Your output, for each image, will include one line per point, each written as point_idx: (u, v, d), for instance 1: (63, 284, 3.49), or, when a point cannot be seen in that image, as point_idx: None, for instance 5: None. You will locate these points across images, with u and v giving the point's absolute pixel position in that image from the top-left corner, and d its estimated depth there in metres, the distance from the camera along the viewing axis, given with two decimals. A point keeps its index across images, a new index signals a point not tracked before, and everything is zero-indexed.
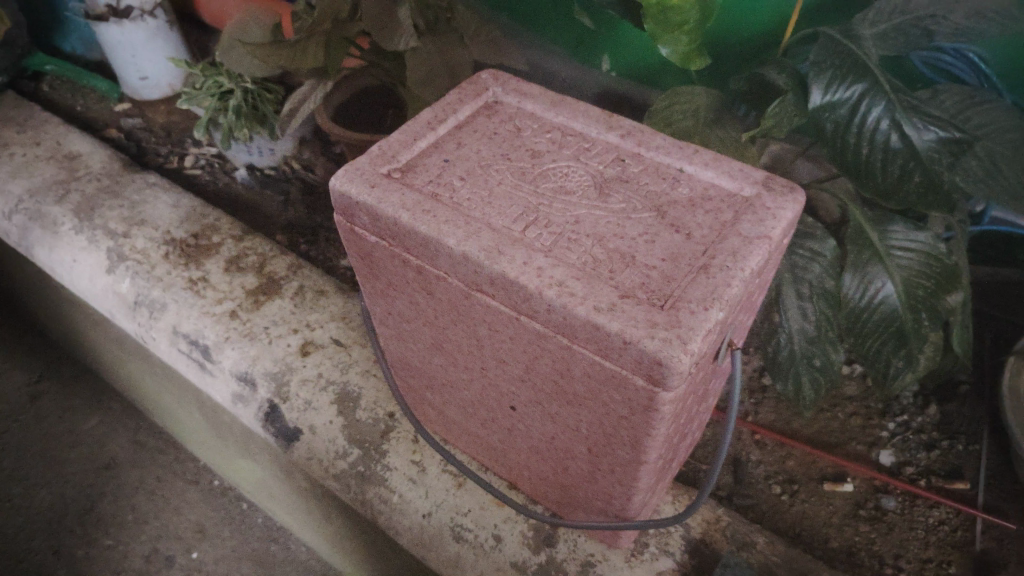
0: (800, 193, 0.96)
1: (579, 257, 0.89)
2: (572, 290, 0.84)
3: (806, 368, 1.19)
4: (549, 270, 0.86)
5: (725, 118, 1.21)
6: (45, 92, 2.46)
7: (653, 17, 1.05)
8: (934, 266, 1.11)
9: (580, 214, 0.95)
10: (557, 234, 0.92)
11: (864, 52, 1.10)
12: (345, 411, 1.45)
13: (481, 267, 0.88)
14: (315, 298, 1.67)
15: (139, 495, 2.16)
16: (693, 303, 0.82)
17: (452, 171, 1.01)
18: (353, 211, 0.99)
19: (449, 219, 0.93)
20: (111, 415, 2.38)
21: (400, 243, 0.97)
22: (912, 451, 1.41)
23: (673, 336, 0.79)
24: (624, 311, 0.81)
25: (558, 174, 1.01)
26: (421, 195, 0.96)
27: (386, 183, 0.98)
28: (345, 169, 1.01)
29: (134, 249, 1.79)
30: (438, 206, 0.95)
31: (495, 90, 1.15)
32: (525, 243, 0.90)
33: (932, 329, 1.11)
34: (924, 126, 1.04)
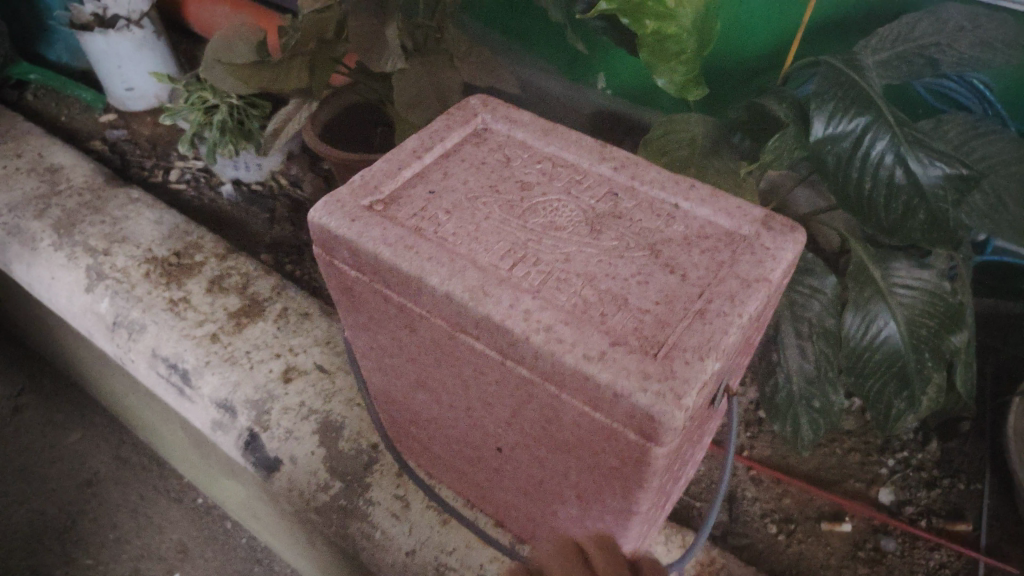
0: (801, 233, 0.91)
1: (568, 299, 0.84)
2: (561, 336, 0.79)
3: (804, 409, 1.15)
4: (537, 313, 0.82)
5: (722, 148, 1.18)
6: (28, 102, 2.40)
7: (649, 47, 1.01)
8: (938, 305, 1.07)
9: (570, 252, 0.90)
10: (546, 273, 0.87)
11: (867, 83, 1.06)
12: (327, 442, 1.41)
13: (465, 310, 0.84)
14: (298, 322, 1.62)
15: (121, 513, 2.09)
16: (689, 352, 0.78)
17: (437, 203, 0.97)
18: (333, 244, 0.95)
19: (433, 256, 0.88)
20: (93, 431, 2.31)
21: (381, 280, 0.92)
22: (912, 489, 1.37)
23: (666, 389, 0.74)
24: (614, 361, 0.77)
25: (547, 208, 0.96)
26: (404, 229, 0.92)
27: (368, 217, 0.93)
28: (325, 200, 0.96)
29: (114, 267, 1.74)
30: (422, 241, 0.90)
31: (484, 116, 1.11)
32: (512, 283, 0.85)
33: (936, 370, 1.06)
34: (930, 161, 0.99)
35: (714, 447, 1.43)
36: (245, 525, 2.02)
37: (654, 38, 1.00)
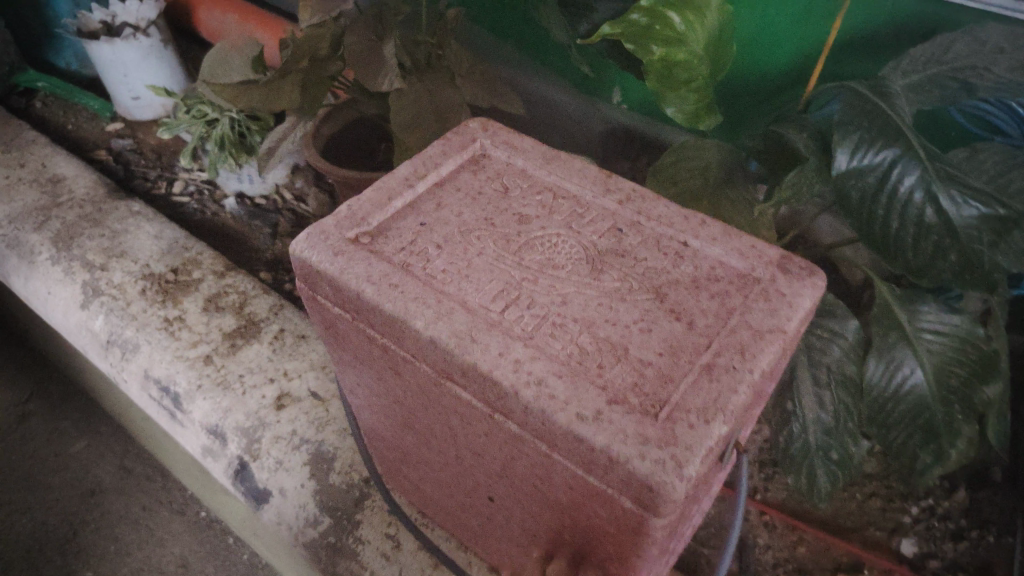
0: (819, 278, 0.84)
1: (562, 348, 0.77)
2: (553, 391, 0.72)
3: (821, 460, 1.07)
4: (527, 364, 0.75)
5: (737, 177, 1.11)
6: (36, 110, 2.38)
7: (657, 74, 0.94)
8: (969, 352, 0.98)
9: (568, 293, 0.83)
10: (541, 317, 0.80)
11: (898, 112, 0.98)
12: (318, 474, 1.34)
13: (449, 357, 0.77)
14: (294, 345, 1.57)
15: (122, 524, 1.77)
16: (692, 414, 0.70)
17: (428, 237, 0.90)
18: (314, 279, 0.88)
19: (418, 295, 0.81)
20: (100, 440, 1.94)
21: (365, 319, 0.86)
22: (936, 541, 1.28)
23: (666, 457, 0.67)
24: (610, 422, 0.70)
25: (545, 244, 0.89)
26: (390, 265, 0.85)
27: (352, 251, 0.86)
28: (308, 232, 0.89)
29: (111, 283, 1.69)
30: (408, 279, 0.83)
31: (484, 141, 1.04)
32: (502, 328, 0.78)
33: (966, 424, 0.96)
34: (963, 199, 0.91)
35: (725, 489, 1.35)
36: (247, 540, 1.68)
37: (663, 62, 0.93)
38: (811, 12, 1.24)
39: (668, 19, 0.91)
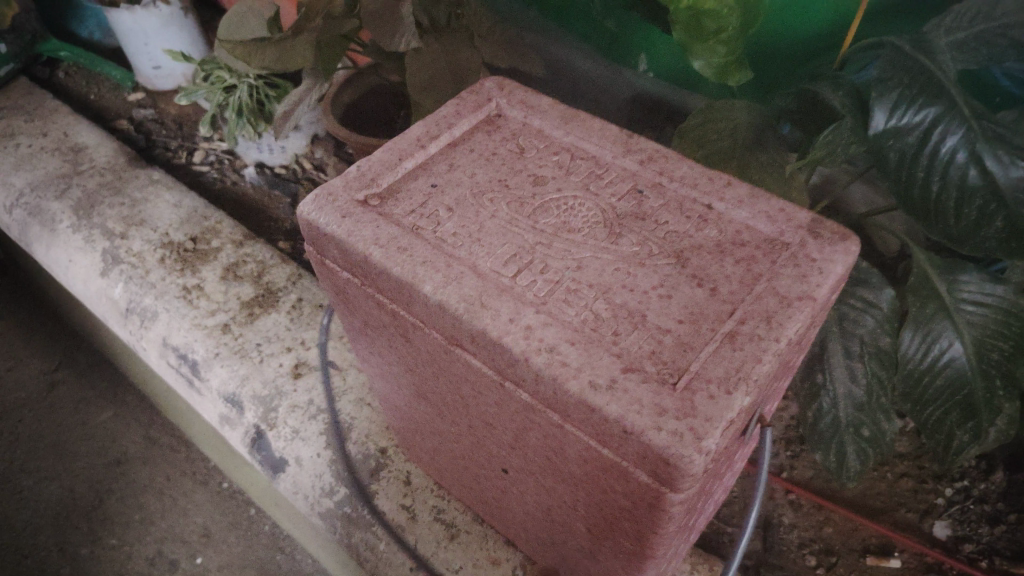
0: (854, 243, 0.79)
1: (576, 314, 0.73)
2: (565, 358, 0.69)
3: (852, 437, 1.03)
4: (539, 331, 0.71)
5: (768, 138, 1.05)
6: (60, 80, 2.38)
7: (684, 22, 0.89)
8: (1014, 325, 0.93)
9: (583, 258, 0.79)
10: (554, 283, 0.76)
11: (942, 67, 0.91)
12: (334, 444, 1.32)
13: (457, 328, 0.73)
14: (312, 314, 1.54)
15: (146, 494, 1.78)
16: (713, 385, 0.66)
17: (439, 199, 0.87)
18: (322, 243, 0.85)
19: (427, 259, 0.78)
20: (125, 409, 1.95)
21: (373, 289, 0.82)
22: (972, 525, 1.23)
23: (684, 429, 0.63)
24: (625, 392, 0.66)
25: (561, 207, 0.85)
26: (399, 228, 0.82)
27: (360, 213, 0.83)
28: (316, 192, 0.86)
29: (130, 251, 1.68)
30: (417, 242, 0.80)
31: (499, 100, 1.01)
32: (514, 294, 0.74)
33: (1009, 402, 0.93)
34: (1013, 159, 0.84)
35: (750, 466, 1.30)
36: (271, 511, 1.69)
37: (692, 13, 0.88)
38: None
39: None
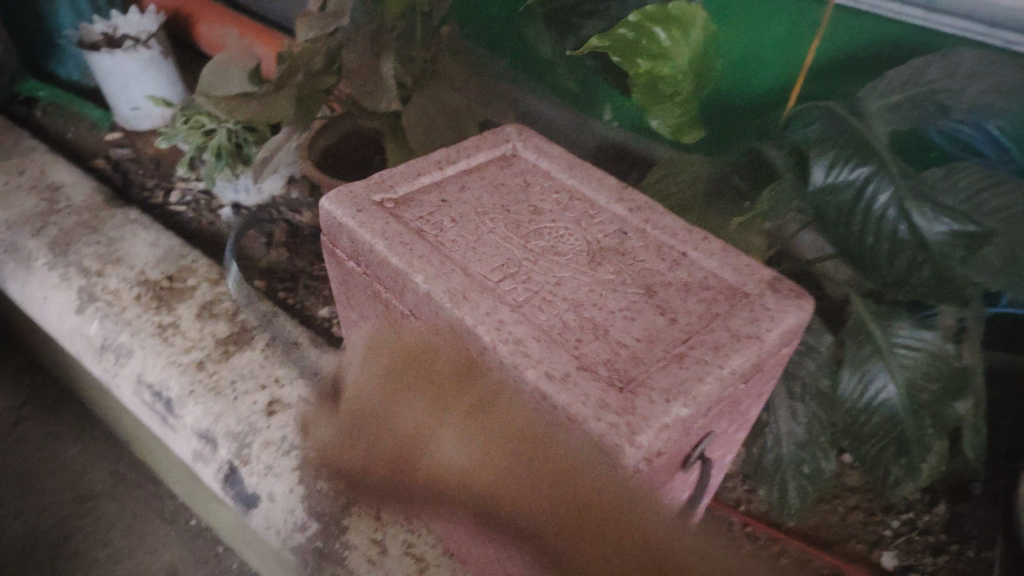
0: (807, 302, 0.84)
1: (547, 320, 0.79)
2: (528, 350, 0.74)
3: (794, 473, 1.12)
4: (509, 325, 0.76)
5: (725, 190, 1.16)
6: (37, 118, 2.39)
7: (643, 87, 0.97)
8: (941, 369, 1.00)
9: (562, 276, 0.85)
10: (532, 291, 0.82)
11: (872, 132, 1.01)
12: (307, 479, 1.34)
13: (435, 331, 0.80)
14: (286, 352, 1.59)
15: (114, 531, 1.78)
16: (655, 391, 0.71)
17: (445, 212, 0.94)
18: (336, 233, 0.92)
19: (423, 255, 0.84)
20: (93, 445, 1.96)
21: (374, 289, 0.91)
22: (917, 555, 1.30)
23: (621, 422, 0.67)
24: (575, 385, 0.71)
25: (552, 233, 0.92)
26: (404, 229, 0.88)
27: (373, 211, 0.90)
28: (338, 190, 0.94)
29: (106, 289, 1.71)
30: (419, 241, 0.86)
31: (515, 142, 1.09)
32: (495, 293, 0.80)
33: (937, 439, 1.00)
34: (935, 216, 0.93)
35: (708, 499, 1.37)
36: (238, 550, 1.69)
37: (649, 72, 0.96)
38: (796, 29, 1.27)
39: (654, 33, 0.94)
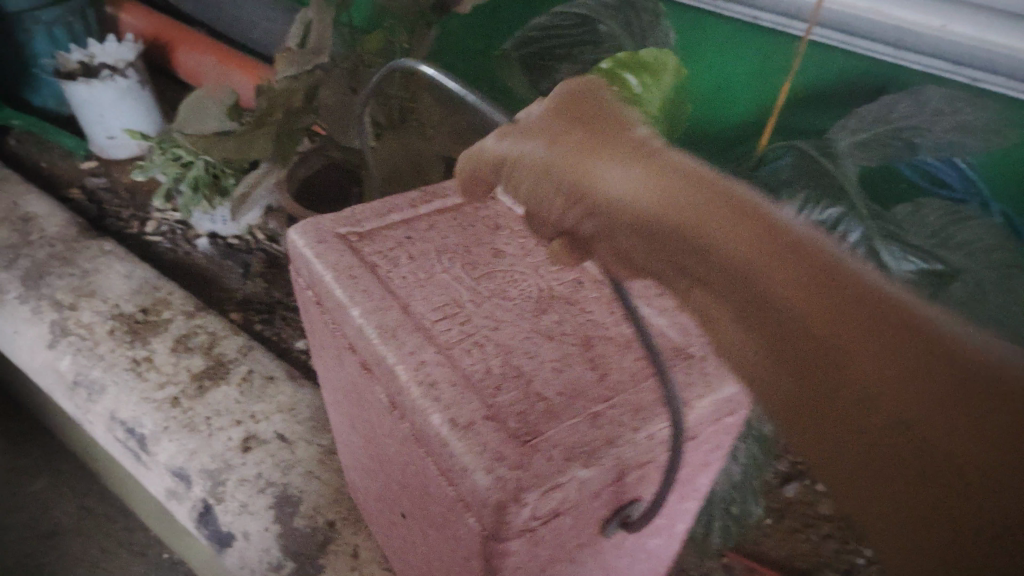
0: None
1: (472, 364, 0.63)
2: (441, 394, 0.60)
3: (722, 513, 1.15)
4: (431, 365, 0.62)
5: None
6: (12, 147, 2.36)
7: None
8: None
9: (502, 318, 0.68)
10: (467, 332, 0.66)
11: (843, 172, 0.99)
12: (282, 518, 1.32)
13: (367, 379, 0.70)
14: (262, 387, 1.57)
15: (80, 570, 1.70)
16: (556, 449, 0.56)
17: (402, 248, 0.77)
18: (296, 266, 0.79)
19: (366, 289, 0.70)
20: (62, 479, 1.91)
21: (317, 315, 0.79)
22: None
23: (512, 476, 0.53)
24: (478, 435, 0.57)
25: (506, 277, 0.74)
26: (358, 262, 0.74)
27: (332, 241, 0.76)
28: (304, 221, 0.80)
29: (79, 323, 1.68)
30: (369, 275, 0.72)
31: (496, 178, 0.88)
32: (429, 335, 0.65)
33: None
34: (904, 255, 0.93)
35: None
36: None
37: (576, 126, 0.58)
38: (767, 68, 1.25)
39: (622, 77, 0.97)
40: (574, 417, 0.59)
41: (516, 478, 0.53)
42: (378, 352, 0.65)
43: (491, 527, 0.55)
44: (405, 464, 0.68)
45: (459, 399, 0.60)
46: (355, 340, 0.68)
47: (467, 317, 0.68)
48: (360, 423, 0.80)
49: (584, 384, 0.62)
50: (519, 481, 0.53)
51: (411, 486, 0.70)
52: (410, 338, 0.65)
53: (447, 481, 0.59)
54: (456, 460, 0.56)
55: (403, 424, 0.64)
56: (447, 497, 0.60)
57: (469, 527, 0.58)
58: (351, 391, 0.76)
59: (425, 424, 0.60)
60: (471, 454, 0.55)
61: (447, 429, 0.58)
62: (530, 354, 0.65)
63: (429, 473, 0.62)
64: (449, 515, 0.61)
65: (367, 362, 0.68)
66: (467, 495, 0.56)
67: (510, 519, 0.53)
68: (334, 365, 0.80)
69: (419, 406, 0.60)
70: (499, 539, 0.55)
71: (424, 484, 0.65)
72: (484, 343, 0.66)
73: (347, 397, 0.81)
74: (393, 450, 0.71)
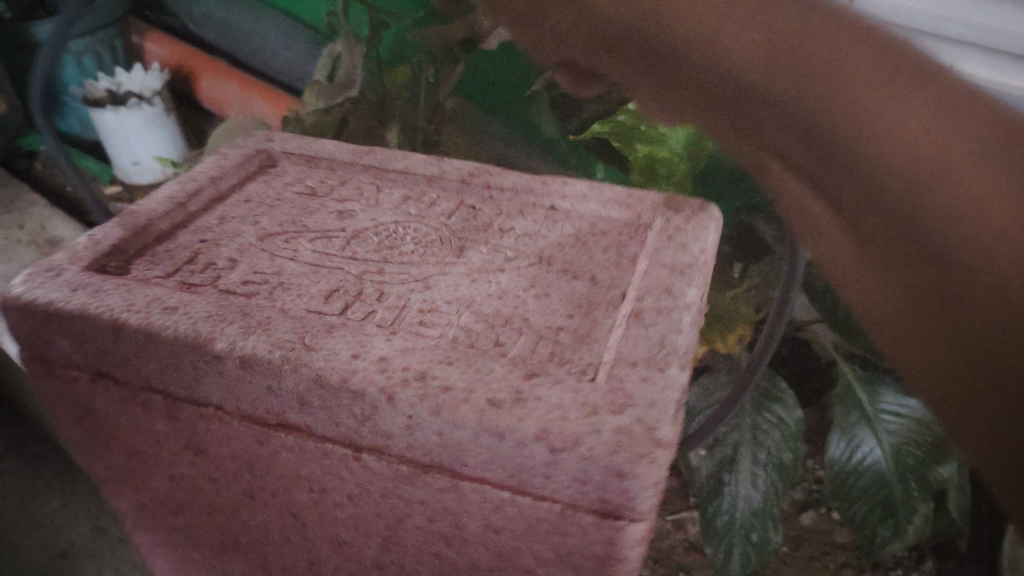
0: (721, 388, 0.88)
1: (438, 335, 0.43)
2: (441, 379, 0.40)
3: (741, 537, 0.97)
4: (393, 360, 0.41)
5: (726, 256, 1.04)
6: (34, 169, 2.26)
7: (641, 169, 0.89)
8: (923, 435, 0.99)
9: (424, 274, 0.49)
10: (399, 308, 0.46)
11: None
12: None
13: (278, 439, 0.43)
14: None
15: None
16: (637, 366, 0.41)
17: (196, 235, 0.54)
18: (47, 337, 0.47)
19: (212, 313, 0.45)
20: None
21: (97, 393, 0.48)
22: None
23: (629, 422, 0.38)
24: (540, 401, 0.39)
25: (378, 230, 0.54)
26: (168, 288, 0.48)
27: (113, 281, 0.49)
28: (33, 271, 0.50)
29: None
30: (198, 295, 0.47)
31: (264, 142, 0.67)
32: (351, 329, 0.44)
33: (922, 501, 0.95)
34: None
35: None
36: None
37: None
38: None
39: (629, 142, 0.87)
40: (629, 347, 0.42)
41: (637, 421, 0.38)
42: (295, 388, 0.41)
43: (599, 501, 0.37)
44: (383, 527, 0.45)
45: (474, 369, 0.41)
46: (233, 395, 0.43)
47: (383, 290, 0.47)
48: (244, 547, 0.55)
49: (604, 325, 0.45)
50: (642, 429, 0.37)
51: (394, 557, 0.47)
52: (334, 341, 0.42)
53: (493, 504, 0.39)
54: (524, 460, 0.37)
55: (386, 478, 0.41)
56: (493, 523, 0.40)
57: (563, 539, 0.39)
58: (222, 482, 0.49)
59: (446, 456, 0.39)
60: (549, 430, 0.37)
61: (493, 438, 0.37)
62: (498, 294, 0.46)
63: (454, 514, 0.41)
64: (501, 549, 0.41)
65: (283, 414, 0.42)
66: (552, 495, 0.38)
67: (639, 489, 0.36)
68: (164, 465, 0.51)
69: (421, 423, 0.39)
70: (617, 518, 0.37)
71: (440, 545, 0.44)
72: (441, 305, 0.46)
73: (207, 516, 0.54)
74: (349, 529, 0.47)
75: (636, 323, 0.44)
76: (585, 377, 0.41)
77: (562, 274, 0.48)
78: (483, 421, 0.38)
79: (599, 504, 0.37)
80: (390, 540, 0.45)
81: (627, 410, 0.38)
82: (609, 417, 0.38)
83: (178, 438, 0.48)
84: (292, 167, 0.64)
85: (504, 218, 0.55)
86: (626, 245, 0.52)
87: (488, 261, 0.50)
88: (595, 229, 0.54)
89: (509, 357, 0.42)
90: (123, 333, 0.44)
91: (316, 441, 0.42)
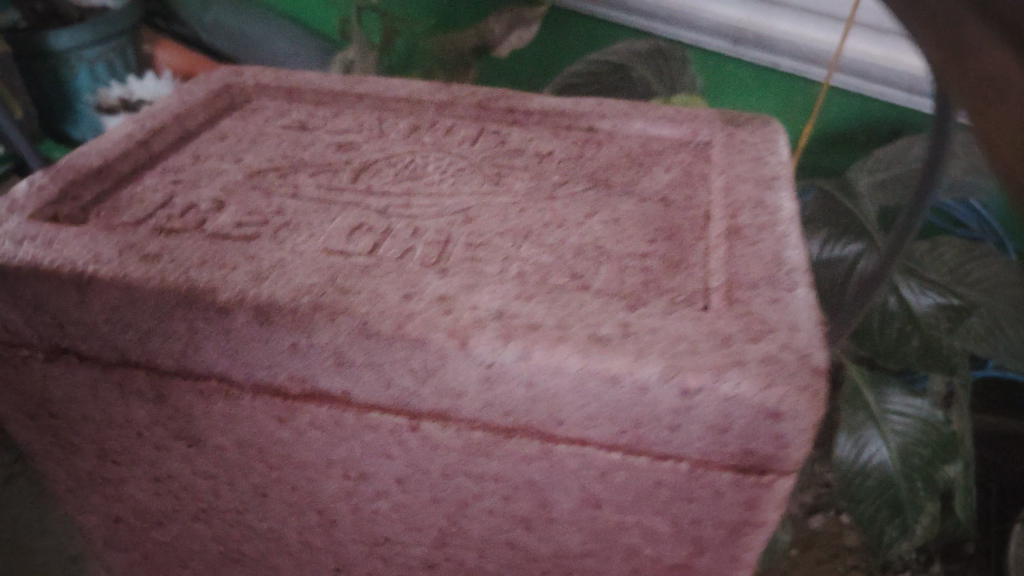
0: None
1: (503, 270, 0.36)
2: (528, 318, 0.32)
3: None
4: (461, 299, 0.33)
5: None
6: None
7: None
8: (932, 434, 0.70)
9: (471, 208, 0.42)
10: (443, 241, 0.39)
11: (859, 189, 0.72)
12: None
13: (308, 409, 0.35)
14: None
15: None
16: (759, 288, 0.35)
17: (186, 176, 0.46)
18: None
19: (211, 258, 0.36)
20: None
21: (65, 380, 0.38)
22: None
23: (775, 353, 0.31)
24: (652, 334, 0.31)
25: (399, 164, 0.47)
26: (144, 234, 0.38)
27: (69, 230, 0.38)
28: None
29: None
30: (186, 241, 0.38)
31: (244, 82, 0.58)
32: (395, 269, 0.36)
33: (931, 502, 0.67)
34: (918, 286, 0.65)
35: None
36: None
37: None
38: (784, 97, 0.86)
39: None
40: (741, 269, 0.36)
41: (784, 348, 0.31)
42: (330, 342, 0.32)
43: (741, 453, 0.31)
44: (442, 514, 0.37)
45: (562, 305, 0.33)
46: (240, 358, 0.34)
47: (416, 225, 0.41)
48: (245, 551, 0.46)
49: (700, 254, 0.38)
50: (794, 359, 0.30)
51: (446, 550, 0.39)
52: (373, 280, 0.34)
53: (598, 471, 0.33)
54: (649, 410, 0.30)
55: (453, 448, 0.34)
56: (594, 495, 0.34)
57: (688, 505, 0.33)
58: (219, 479, 0.40)
59: (539, 413, 0.32)
60: (680, 373, 0.29)
61: (603, 383, 0.30)
62: (558, 222, 0.41)
63: (543, 486, 0.34)
64: (601, 528, 0.35)
65: (312, 378, 0.33)
66: (677, 452, 0.31)
67: (797, 436, 0.30)
68: (147, 462, 0.42)
69: (504, 373, 0.31)
70: (764, 475, 0.31)
71: (516, 533, 0.37)
72: (492, 239, 0.39)
73: (197, 519, 0.45)
74: (390, 522, 0.39)
75: (738, 241, 0.38)
76: (694, 304, 0.34)
77: (627, 196, 0.44)
78: (587, 363, 0.30)
79: (740, 459, 0.31)
80: (450, 522, 0.37)
81: (771, 336, 0.31)
82: (748, 347, 0.31)
83: (168, 428, 0.39)
84: (269, 102, 0.56)
85: (540, 142, 0.50)
86: (684, 168, 0.47)
87: (533, 189, 0.44)
88: (648, 148, 0.49)
89: (592, 290, 0.35)
90: (90, 295, 0.34)
91: (357, 411, 0.34)
